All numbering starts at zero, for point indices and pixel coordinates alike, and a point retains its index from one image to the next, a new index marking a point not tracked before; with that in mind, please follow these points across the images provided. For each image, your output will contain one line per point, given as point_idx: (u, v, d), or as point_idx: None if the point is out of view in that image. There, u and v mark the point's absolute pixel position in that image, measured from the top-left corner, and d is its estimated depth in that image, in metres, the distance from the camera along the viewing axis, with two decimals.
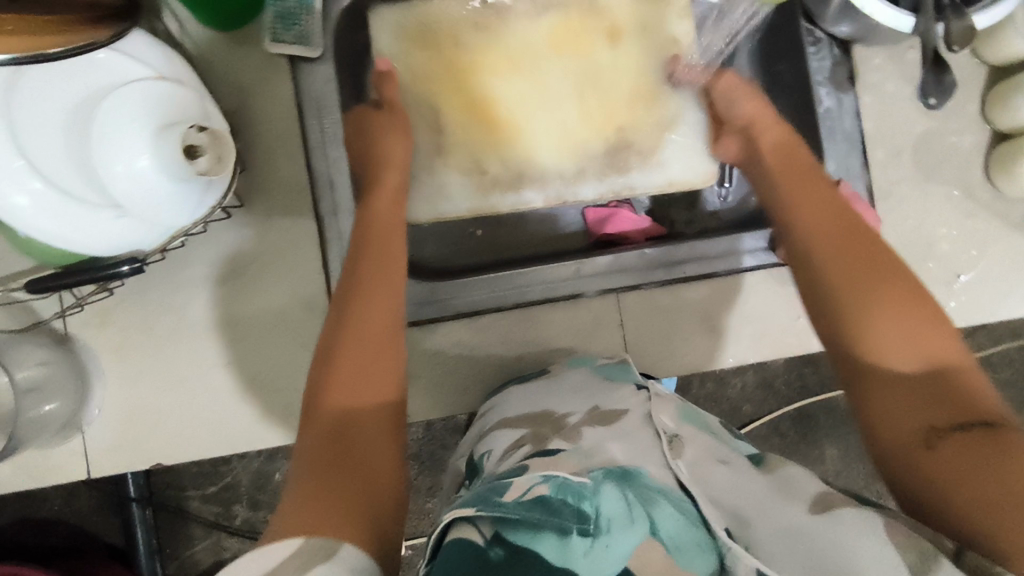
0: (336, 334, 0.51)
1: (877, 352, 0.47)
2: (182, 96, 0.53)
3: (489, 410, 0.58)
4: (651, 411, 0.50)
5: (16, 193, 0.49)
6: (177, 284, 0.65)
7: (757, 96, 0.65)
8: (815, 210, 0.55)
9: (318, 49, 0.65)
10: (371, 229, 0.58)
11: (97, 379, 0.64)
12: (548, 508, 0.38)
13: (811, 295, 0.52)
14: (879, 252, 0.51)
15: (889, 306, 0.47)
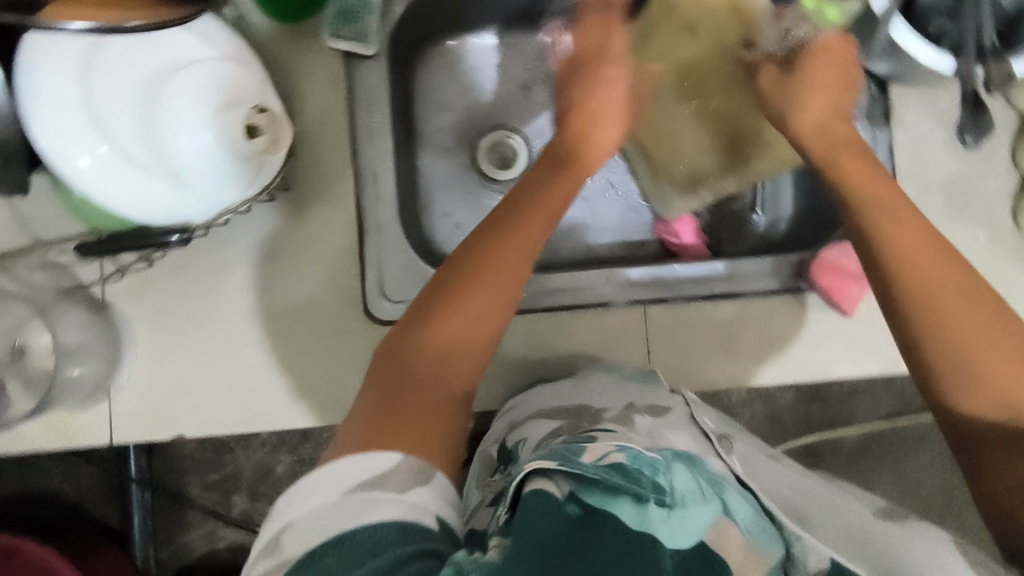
0: (454, 268, 0.52)
1: (946, 384, 0.50)
2: (248, 79, 0.56)
3: (518, 403, 0.60)
4: (692, 416, 0.56)
5: (81, 154, 0.51)
6: (217, 260, 0.67)
7: (828, 91, 0.62)
8: (910, 233, 0.53)
9: (373, 47, 0.68)
10: (530, 197, 0.57)
11: (130, 346, 0.66)
12: (624, 474, 0.42)
13: (895, 330, 0.53)
14: (962, 285, 0.51)
15: (967, 344, 0.49)
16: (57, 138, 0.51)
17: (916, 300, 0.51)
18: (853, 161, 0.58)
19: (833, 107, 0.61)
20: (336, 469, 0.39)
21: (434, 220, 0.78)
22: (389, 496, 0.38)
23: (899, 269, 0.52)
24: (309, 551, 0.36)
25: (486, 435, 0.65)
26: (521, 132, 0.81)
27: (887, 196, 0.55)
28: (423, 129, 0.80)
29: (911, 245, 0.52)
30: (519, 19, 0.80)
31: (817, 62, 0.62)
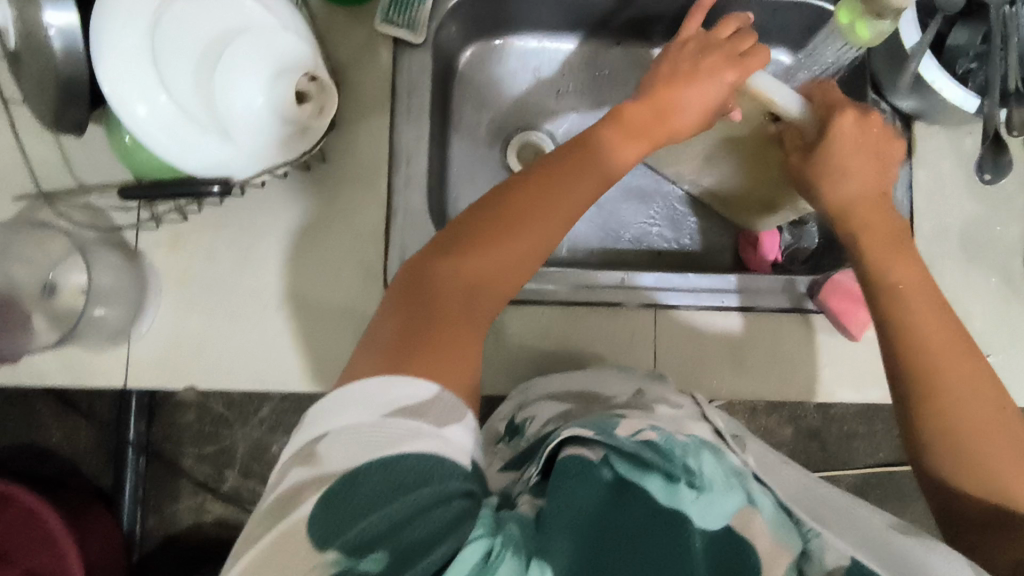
0: (483, 217, 0.55)
1: (943, 451, 0.54)
2: (303, 47, 0.59)
3: (531, 386, 0.66)
4: (704, 416, 0.57)
5: (141, 101, 0.54)
6: (249, 220, 0.69)
7: (874, 170, 0.63)
8: (923, 317, 0.57)
9: (422, 36, 0.71)
10: (551, 177, 0.57)
11: (154, 295, 0.68)
12: (658, 451, 0.45)
13: (899, 388, 0.57)
14: (968, 370, 0.55)
15: (963, 425, 0.54)
16: (118, 81, 0.54)
17: (918, 376, 0.55)
18: (878, 240, 0.61)
19: (867, 191, 0.63)
20: (378, 388, 0.42)
21: (459, 209, 0.80)
22: (429, 429, 0.40)
23: (905, 348, 0.57)
24: (350, 467, 0.38)
25: (496, 409, 0.69)
26: (552, 134, 0.83)
27: (910, 279, 0.59)
28: (458, 122, 0.83)
29: (931, 329, 0.57)
30: (560, 27, 0.83)
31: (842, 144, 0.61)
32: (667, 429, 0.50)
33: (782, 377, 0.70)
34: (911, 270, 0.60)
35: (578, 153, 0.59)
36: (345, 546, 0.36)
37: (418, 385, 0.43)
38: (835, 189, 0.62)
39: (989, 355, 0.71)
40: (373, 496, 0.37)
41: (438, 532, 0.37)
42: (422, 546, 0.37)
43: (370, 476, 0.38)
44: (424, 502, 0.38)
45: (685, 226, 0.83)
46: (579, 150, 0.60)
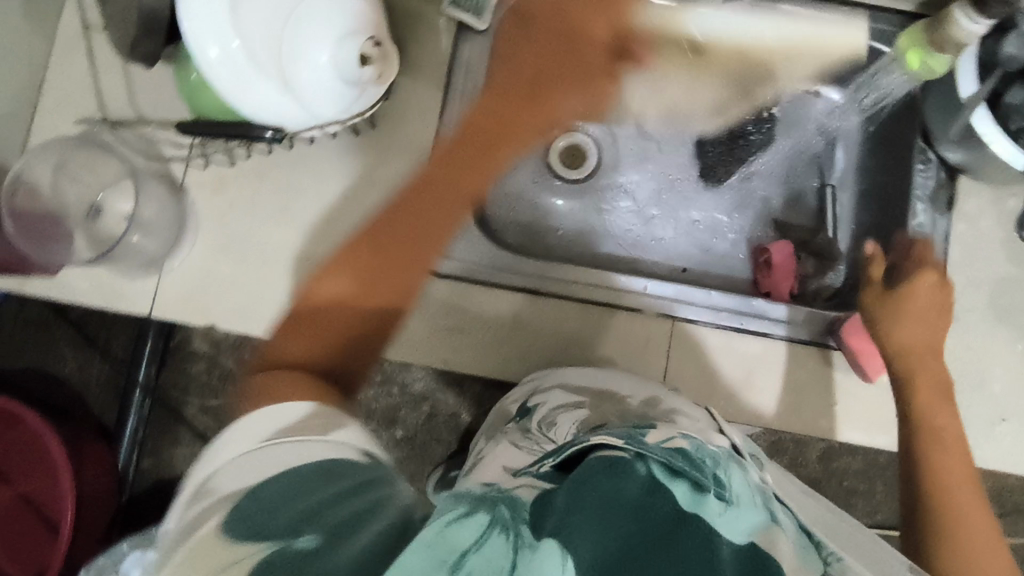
0: (356, 245, 0.58)
1: (949, 558, 0.52)
2: (369, 12, 0.61)
3: (544, 376, 0.67)
4: (721, 429, 0.55)
5: (214, 43, 0.56)
6: (294, 174, 0.71)
7: (941, 309, 0.64)
8: (951, 440, 0.59)
9: (485, 23, 0.73)
10: (428, 192, 0.62)
11: (190, 232, 0.70)
12: (687, 460, 0.41)
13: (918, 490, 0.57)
14: (979, 501, 0.56)
15: (971, 547, 0.52)
16: (197, 23, 0.56)
17: (934, 493, 0.56)
18: (929, 366, 0.63)
19: (927, 338, 0.63)
20: (268, 412, 0.37)
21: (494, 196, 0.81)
22: (315, 439, 0.35)
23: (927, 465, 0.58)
24: (245, 489, 0.33)
25: (508, 393, 0.69)
26: (596, 140, 0.85)
27: (948, 423, 0.60)
28: None
29: (951, 451, 0.58)
30: None
31: (919, 291, 0.63)
32: (699, 438, 0.48)
33: (792, 407, 0.70)
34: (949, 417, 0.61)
35: (455, 157, 0.65)
36: (269, 537, 0.31)
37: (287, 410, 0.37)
38: (903, 325, 0.63)
39: (1003, 418, 0.70)
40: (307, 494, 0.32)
41: (354, 517, 0.32)
42: (344, 528, 0.32)
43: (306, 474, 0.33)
44: (338, 494, 0.33)
45: (713, 247, 0.83)
46: (466, 153, 0.65)
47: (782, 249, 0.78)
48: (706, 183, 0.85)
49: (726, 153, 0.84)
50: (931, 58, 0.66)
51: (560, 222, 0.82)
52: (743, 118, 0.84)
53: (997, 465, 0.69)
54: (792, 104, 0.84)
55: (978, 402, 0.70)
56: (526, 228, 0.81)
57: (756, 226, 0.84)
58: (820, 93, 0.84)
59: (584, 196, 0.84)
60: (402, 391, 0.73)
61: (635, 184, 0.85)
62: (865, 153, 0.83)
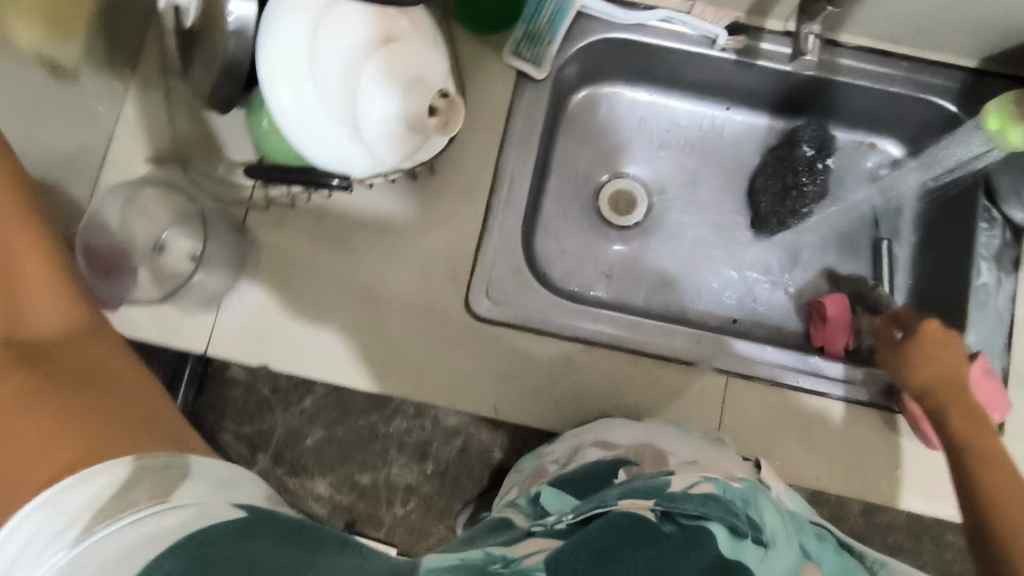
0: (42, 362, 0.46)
1: None
2: (437, 61, 0.62)
3: (583, 432, 0.65)
4: (761, 478, 0.54)
5: (288, 88, 0.59)
6: (351, 215, 0.72)
7: (963, 352, 0.64)
8: (1002, 472, 0.55)
9: (544, 72, 0.74)
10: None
11: (252, 270, 0.71)
12: (721, 506, 0.42)
13: (977, 535, 0.54)
14: None
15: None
16: (272, 69, 0.59)
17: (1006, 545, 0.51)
18: (964, 404, 0.60)
19: (954, 374, 0.62)
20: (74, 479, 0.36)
21: (545, 238, 0.82)
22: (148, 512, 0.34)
23: (993, 514, 0.53)
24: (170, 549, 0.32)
25: (545, 448, 0.66)
26: (647, 186, 0.85)
27: (997, 448, 0.57)
28: (559, 158, 0.84)
29: (1010, 487, 0.54)
30: (675, 86, 0.84)
31: (927, 336, 0.64)
32: (722, 477, 0.48)
33: (850, 468, 0.68)
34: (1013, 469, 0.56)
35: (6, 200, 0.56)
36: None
37: (107, 469, 0.37)
38: (919, 368, 0.63)
39: None
40: (215, 538, 0.33)
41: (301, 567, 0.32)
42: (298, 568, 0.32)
43: (211, 531, 0.33)
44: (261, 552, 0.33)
45: (765, 298, 0.82)
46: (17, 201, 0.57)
47: (838, 313, 0.77)
48: (757, 233, 0.84)
49: (778, 203, 0.81)
50: (1012, 130, 0.64)
51: (610, 268, 0.82)
52: (796, 169, 0.80)
53: None
54: (847, 155, 0.84)
55: None
56: (575, 274, 0.81)
57: (809, 276, 0.83)
58: (876, 144, 0.83)
59: (634, 242, 0.83)
60: (434, 425, 0.69)
61: (687, 232, 0.84)
62: (924, 206, 0.81)
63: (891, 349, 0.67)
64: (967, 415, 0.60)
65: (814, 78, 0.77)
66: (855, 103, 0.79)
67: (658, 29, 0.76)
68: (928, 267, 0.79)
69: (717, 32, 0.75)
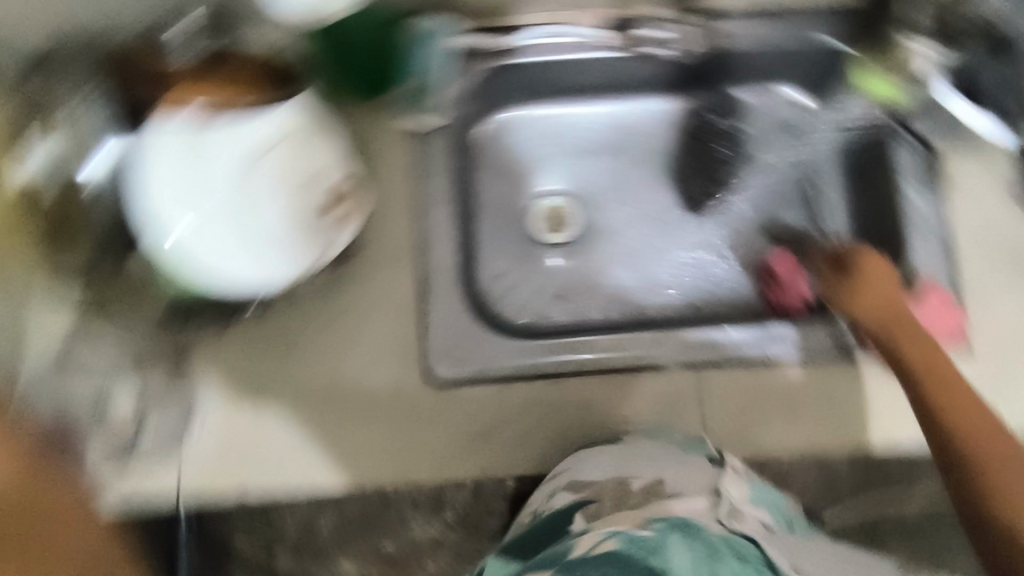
0: None
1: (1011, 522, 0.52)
2: (325, 153, 0.60)
3: (563, 470, 0.59)
4: (716, 487, 0.55)
5: (185, 214, 0.57)
6: (285, 321, 0.69)
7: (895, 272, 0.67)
8: (957, 394, 0.57)
9: (434, 125, 0.73)
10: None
11: (202, 408, 0.67)
12: (620, 561, 0.44)
13: (947, 466, 0.56)
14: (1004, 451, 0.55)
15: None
16: (167, 202, 0.57)
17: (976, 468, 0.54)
18: (907, 327, 0.63)
19: (894, 301, 0.65)
20: None
21: (489, 279, 0.80)
22: None
23: (958, 440, 0.56)
24: None
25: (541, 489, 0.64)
26: (574, 198, 0.85)
27: (948, 366, 0.60)
28: (479, 195, 0.83)
29: (967, 410, 0.57)
30: (570, 95, 0.83)
31: (866, 267, 0.68)
32: (633, 525, 0.49)
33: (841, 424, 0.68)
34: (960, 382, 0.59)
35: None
36: None
37: None
38: (860, 297, 0.66)
39: None
40: None
41: None
42: None
43: None
44: None
45: (721, 275, 0.81)
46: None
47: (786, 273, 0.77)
48: (693, 210, 0.84)
49: (701, 178, 0.84)
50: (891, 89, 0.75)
51: (560, 290, 0.81)
52: (710, 140, 0.84)
53: None
54: (754, 111, 0.83)
55: None
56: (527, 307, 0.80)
57: (752, 240, 0.83)
58: (777, 90, 0.82)
59: (576, 257, 0.83)
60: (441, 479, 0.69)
61: (625, 233, 0.83)
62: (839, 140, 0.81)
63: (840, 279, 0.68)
64: (917, 342, 0.61)
65: (707, 51, 0.77)
66: (747, 62, 0.79)
67: (535, 46, 0.75)
68: (860, 199, 0.79)
69: (593, 34, 0.75)
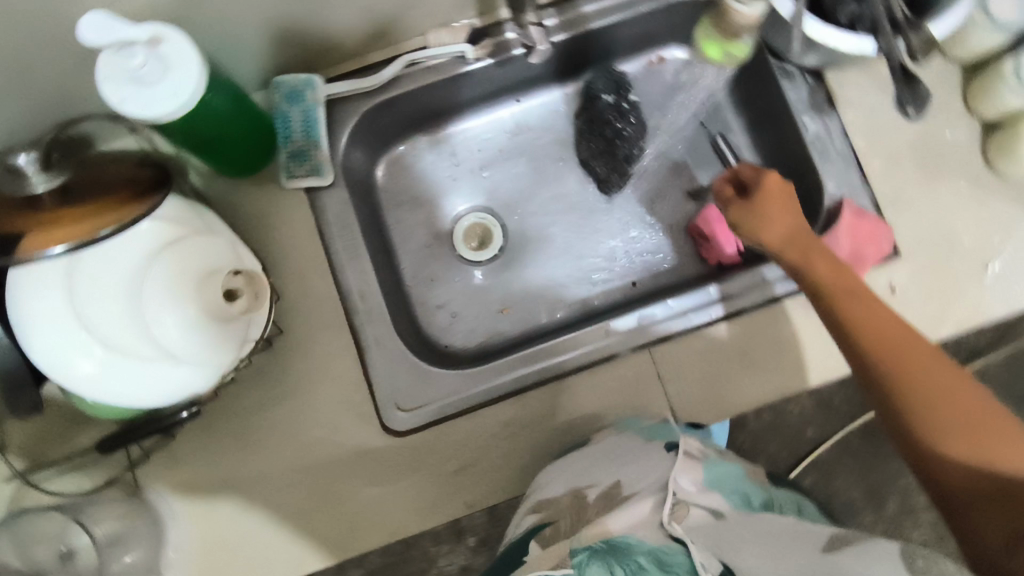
0: None
1: (929, 435, 0.50)
2: (217, 246, 0.59)
3: (534, 489, 0.63)
4: (667, 482, 0.53)
5: (82, 360, 0.55)
6: (232, 411, 0.68)
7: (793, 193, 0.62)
8: (865, 311, 0.55)
9: (330, 176, 0.72)
10: None
11: (168, 521, 0.66)
12: None
13: (866, 385, 0.55)
14: (920, 359, 0.53)
15: (988, 446, 0.49)
16: (50, 351, 0.54)
17: (892, 386, 0.52)
18: (814, 250, 0.60)
19: (796, 224, 0.61)
20: None
21: (430, 314, 0.79)
22: None
23: (874, 359, 0.54)
24: None
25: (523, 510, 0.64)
26: (491, 209, 0.84)
27: (855, 281, 0.58)
28: (397, 233, 0.82)
29: (877, 323, 0.55)
30: (461, 110, 0.83)
31: (763, 190, 0.62)
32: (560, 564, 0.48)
33: (795, 364, 0.69)
34: (877, 307, 0.56)
35: None
36: None
37: None
38: (763, 227, 0.61)
39: (989, 262, 0.68)
40: None
41: None
42: None
43: None
44: None
45: (650, 248, 0.81)
46: None
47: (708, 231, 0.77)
48: (608, 192, 0.83)
49: (610, 160, 0.81)
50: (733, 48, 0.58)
51: (502, 303, 0.80)
52: (607, 120, 0.81)
53: (1007, 308, 0.68)
54: (645, 81, 0.84)
55: (958, 265, 0.68)
56: (474, 330, 0.79)
57: (674, 205, 0.82)
58: (663, 56, 0.83)
59: (508, 267, 0.82)
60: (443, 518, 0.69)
61: (550, 232, 0.83)
62: (734, 89, 0.81)
63: (744, 206, 0.62)
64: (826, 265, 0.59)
65: (572, 39, 0.76)
66: (620, 36, 0.79)
67: (411, 75, 0.74)
68: (768, 141, 0.79)
69: (462, 48, 0.73)
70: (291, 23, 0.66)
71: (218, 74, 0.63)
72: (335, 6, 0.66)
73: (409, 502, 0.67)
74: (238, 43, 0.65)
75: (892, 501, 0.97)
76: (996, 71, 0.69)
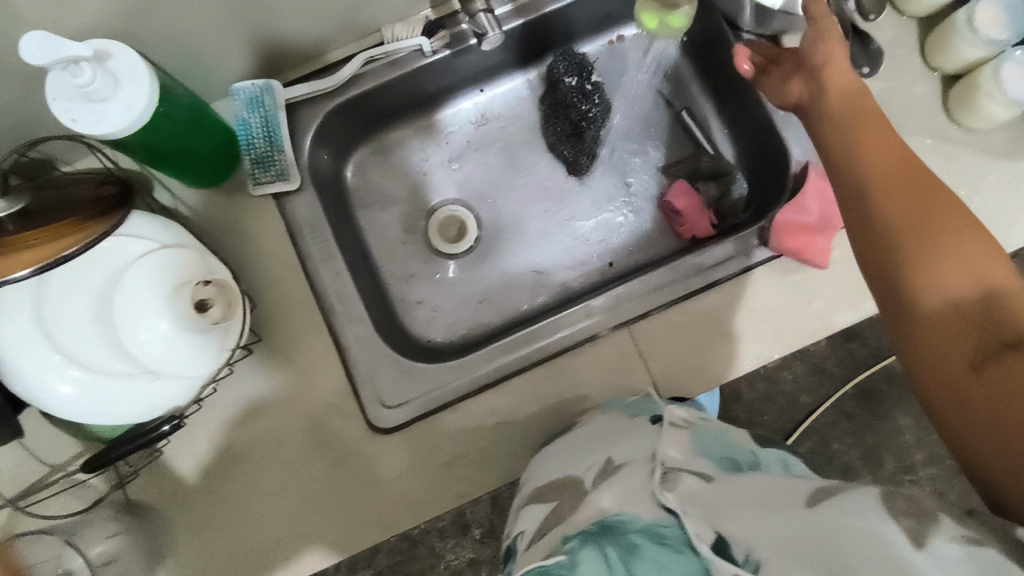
0: None
1: (911, 259, 0.44)
2: (185, 259, 0.59)
3: (527, 478, 0.64)
4: (653, 454, 0.54)
5: (59, 381, 0.55)
6: (219, 421, 0.68)
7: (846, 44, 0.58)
8: (869, 141, 0.50)
9: (297, 179, 0.72)
10: None
11: (163, 536, 0.66)
12: None
13: (854, 219, 0.48)
14: (924, 189, 0.46)
15: (977, 269, 0.42)
16: (25, 376, 0.54)
17: (885, 213, 0.46)
18: (841, 81, 0.56)
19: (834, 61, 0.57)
20: None
21: (411, 310, 0.79)
22: None
23: (866, 187, 0.48)
24: None
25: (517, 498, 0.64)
26: (464, 202, 0.84)
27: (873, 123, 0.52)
28: (373, 233, 0.81)
29: (880, 151, 0.49)
30: (426, 105, 0.83)
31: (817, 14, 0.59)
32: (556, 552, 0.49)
33: (776, 330, 0.69)
34: (885, 134, 0.50)
35: None
36: None
37: None
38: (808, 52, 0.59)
39: None
40: None
41: None
42: None
43: None
44: None
45: (624, 226, 0.82)
46: None
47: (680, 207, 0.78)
48: (578, 175, 0.83)
49: (578, 143, 0.81)
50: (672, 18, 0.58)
51: (483, 294, 0.81)
52: (572, 103, 0.80)
53: None
54: (607, 61, 0.84)
55: None
56: (457, 323, 0.79)
57: (645, 184, 0.83)
58: (622, 35, 0.83)
59: (485, 257, 0.82)
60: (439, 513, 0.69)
61: (524, 219, 0.83)
62: (689, 60, 0.82)
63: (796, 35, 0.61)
64: (844, 94, 0.55)
65: (529, 23, 0.76)
66: (579, 18, 0.79)
67: (370, 72, 0.74)
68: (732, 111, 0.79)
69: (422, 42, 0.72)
70: (245, 30, 0.66)
71: (173, 85, 0.62)
72: (288, 9, 0.65)
73: (404, 497, 0.67)
74: (191, 54, 0.65)
75: (890, 461, 0.97)
76: (950, 25, 0.69)
